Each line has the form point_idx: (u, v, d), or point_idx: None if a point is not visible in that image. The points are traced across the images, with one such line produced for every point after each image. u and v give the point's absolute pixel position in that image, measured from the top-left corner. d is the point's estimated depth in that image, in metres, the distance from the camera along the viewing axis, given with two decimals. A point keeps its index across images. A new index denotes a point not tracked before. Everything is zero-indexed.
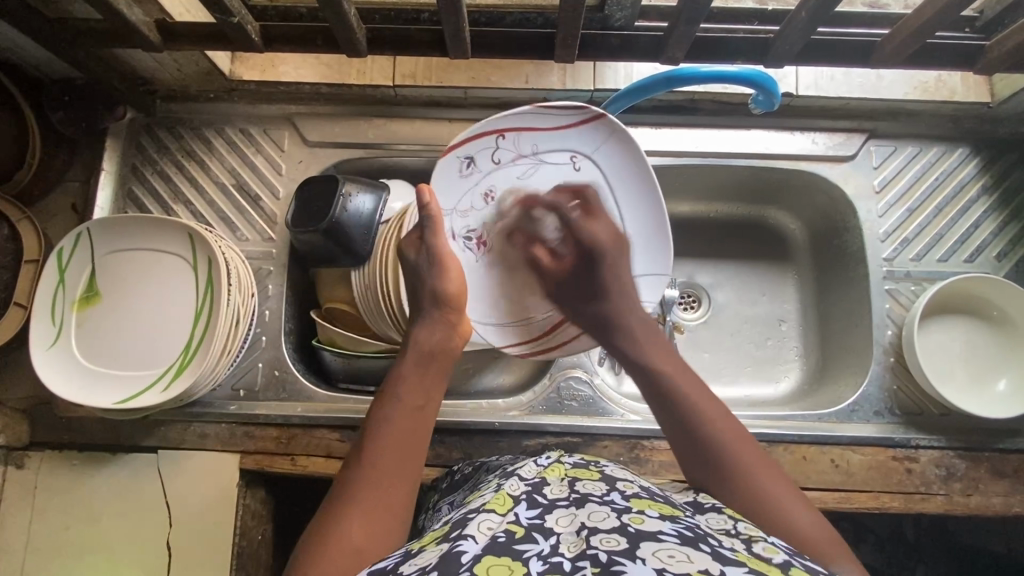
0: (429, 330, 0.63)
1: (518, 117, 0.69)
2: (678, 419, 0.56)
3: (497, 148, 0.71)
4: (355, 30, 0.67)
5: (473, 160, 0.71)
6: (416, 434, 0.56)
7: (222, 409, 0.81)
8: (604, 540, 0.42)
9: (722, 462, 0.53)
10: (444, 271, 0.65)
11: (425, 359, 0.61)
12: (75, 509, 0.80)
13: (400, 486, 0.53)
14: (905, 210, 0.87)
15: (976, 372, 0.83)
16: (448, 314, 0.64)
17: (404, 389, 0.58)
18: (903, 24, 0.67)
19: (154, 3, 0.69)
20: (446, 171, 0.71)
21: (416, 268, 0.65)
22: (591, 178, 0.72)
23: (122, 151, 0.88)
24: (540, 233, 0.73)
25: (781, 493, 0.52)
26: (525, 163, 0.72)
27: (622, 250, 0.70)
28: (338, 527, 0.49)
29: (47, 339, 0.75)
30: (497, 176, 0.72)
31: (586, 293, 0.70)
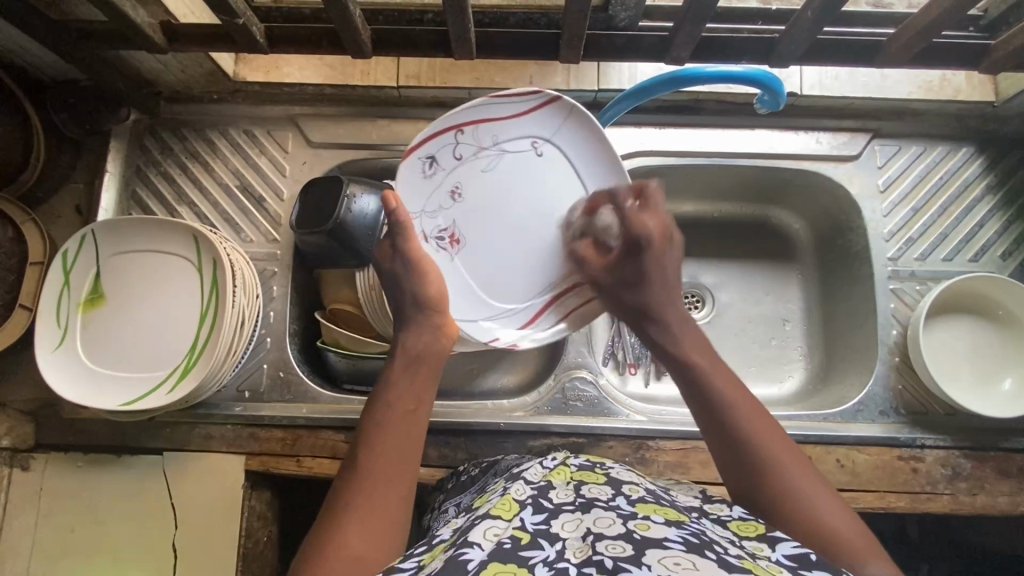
0: (416, 336, 0.62)
1: (477, 108, 0.69)
2: (712, 408, 0.56)
3: (457, 143, 0.70)
4: (360, 31, 0.67)
5: (436, 159, 0.69)
6: (408, 437, 0.56)
7: (227, 411, 0.81)
8: (610, 546, 0.42)
9: (755, 451, 0.53)
10: (423, 275, 0.64)
11: (412, 364, 0.60)
12: (81, 511, 0.80)
13: (393, 489, 0.53)
14: (910, 209, 0.87)
15: (982, 371, 0.83)
16: (433, 317, 0.64)
17: (395, 395, 0.58)
18: (909, 23, 0.67)
19: (159, 4, 0.69)
20: (410, 173, 0.69)
21: (394, 276, 0.65)
22: (554, 166, 0.72)
23: (126, 152, 0.88)
24: (603, 220, 0.70)
25: (807, 482, 0.52)
26: (488, 156, 0.71)
27: (671, 245, 0.65)
28: (332, 536, 0.49)
29: (53, 341, 0.75)
30: (462, 172, 0.70)
31: (630, 280, 0.66)
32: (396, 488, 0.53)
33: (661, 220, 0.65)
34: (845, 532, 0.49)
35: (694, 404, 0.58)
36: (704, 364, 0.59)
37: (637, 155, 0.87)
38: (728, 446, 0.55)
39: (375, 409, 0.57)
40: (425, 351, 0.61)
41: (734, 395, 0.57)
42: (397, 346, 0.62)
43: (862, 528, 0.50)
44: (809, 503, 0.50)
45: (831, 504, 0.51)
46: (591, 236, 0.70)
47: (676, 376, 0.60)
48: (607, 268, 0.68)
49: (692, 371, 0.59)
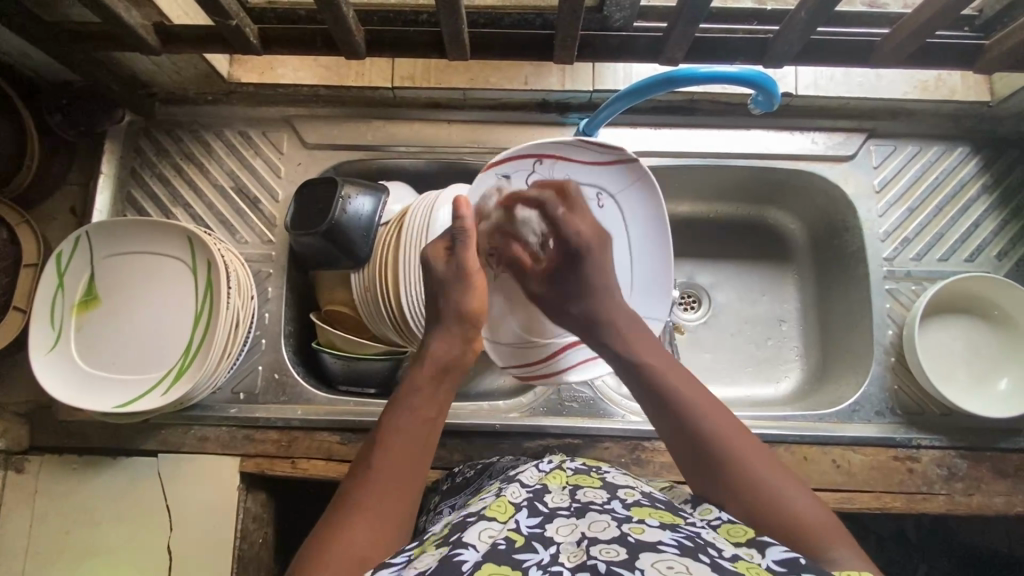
0: (446, 345, 0.62)
1: (559, 143, 0.66)
2: (669, 412, 0.57)
3: (533, 172, 0.68)
4: (354, 32, 0.66)
5: (509, 179, 0.67)
6: (422, 446, 0.56)
7: (223, 412, 0.81)
8: (603, 550, 0.42)
9: (719, 449, 0.54)
10: (472, 291, 0.63)
11: (438, 374, 0.60)
12: (76, 513, 0.80)
13: (403, 496, 0.53)
14: (905, 209, 0.87)
15: (977, 371, 0.83)
16: (467, 331, 0.63)
17: (414, 403, 0.58)
18: (903, 23, 0.67)
19: (152, 5, 0.69)
20: (481, 186, 0.66)
21: (440, 281, 0.63)
22: (614, 217, 0.71)
23: (121, 153, 0.88)
24: (522, 236, 0.69)
25: (771, 472, 0.53)
26: (558, 191, 0.69)
27: (605, 242, 0.68)
28: (343, 536, 0.49)
29: (47, 342, 0.75)
30: (529, 199, 0.69)
31: (575, 291, 0.67)
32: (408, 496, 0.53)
33: (591, 223, 0.68)
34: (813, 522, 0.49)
35: (653, 411, 0.59)
36: (660, 368, 0.60)
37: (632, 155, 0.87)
38: (690, 449, 0.55)
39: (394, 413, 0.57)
40: (453, 365, 0.61)
41: (694, 397, 0.57)
42: (422, 353, 0.61)
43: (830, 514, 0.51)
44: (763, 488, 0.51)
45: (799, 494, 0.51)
46: (508, 242, 0.69)
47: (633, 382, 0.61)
48: (545, 280, 0.69)
49: (651, 374, 0.60)
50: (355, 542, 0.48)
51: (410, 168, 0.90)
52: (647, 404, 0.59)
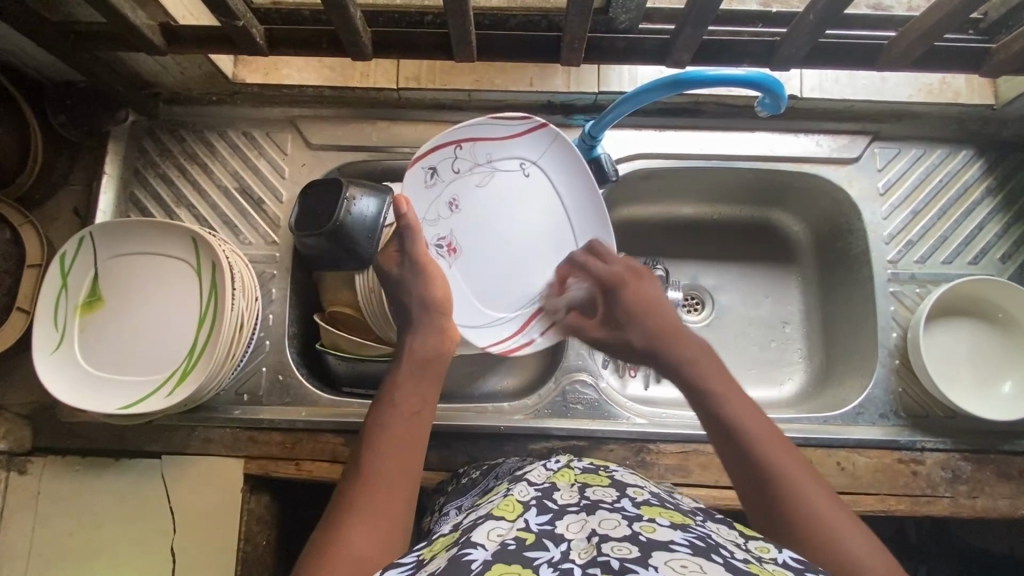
0: (421, 339, 0.64)
1: (477, 127, 0.75)
2: (736, 446, 0.54)
3: (456, 157, 0.75)
4: (361, 33, 0.66)
5: (436, 171, 0.74)
6: (410, 439, 0.56)
7: (227, 414, 0.81)
8: (615, 547, 0.42)
9: (784, 488, 0.50)
10: (430, 279, 0.66)
11: (419, 367, 0.62)
12: (79, 515, 0.79)
13: (396, 491, 0.52)
14: (910, 212, 0.87)
15: (982, 374, 0.83)
16: (437, 321, 0.65)
17: (399, 396, 0.59)
18: (910, 26, 0.67)
19: (158, 5, 0.68)
20: (412, 181, 0.73)
21: (399, 279, 0.67)
22: (542, 185, 0.78)
23: (125, 154, 0.88)
24: (575, 287, 0.75)
25: (836, 517, 0.49)
26: (482, 172, 0.76)
27: (646, 283, 0.69)
28: (338, 534, 0.48)
29: (50, 344, 0.74)
30: (460, 185, 0.75)
31: (620, 322, 0.67)
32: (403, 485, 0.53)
33: (626, 264, 0.71)
34: (874, 568, 0.46)
35: (720, 447, 0.55)
36: (724, 390, 0.57)
37: (637, 157, 0.87)
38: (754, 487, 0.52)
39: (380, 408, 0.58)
40: (431, 354, 0.63)
41: (756, 428, 0.54)
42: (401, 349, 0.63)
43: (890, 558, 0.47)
44: (829, 530, 0.48)
45: (861, 539, 0.47)
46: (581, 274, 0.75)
47: (698, 408, 0.58)
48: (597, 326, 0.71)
49: (715, 403, 0.56)
50: (353, 536, 0.48)
51: None
52: (713, 434, 0.56)
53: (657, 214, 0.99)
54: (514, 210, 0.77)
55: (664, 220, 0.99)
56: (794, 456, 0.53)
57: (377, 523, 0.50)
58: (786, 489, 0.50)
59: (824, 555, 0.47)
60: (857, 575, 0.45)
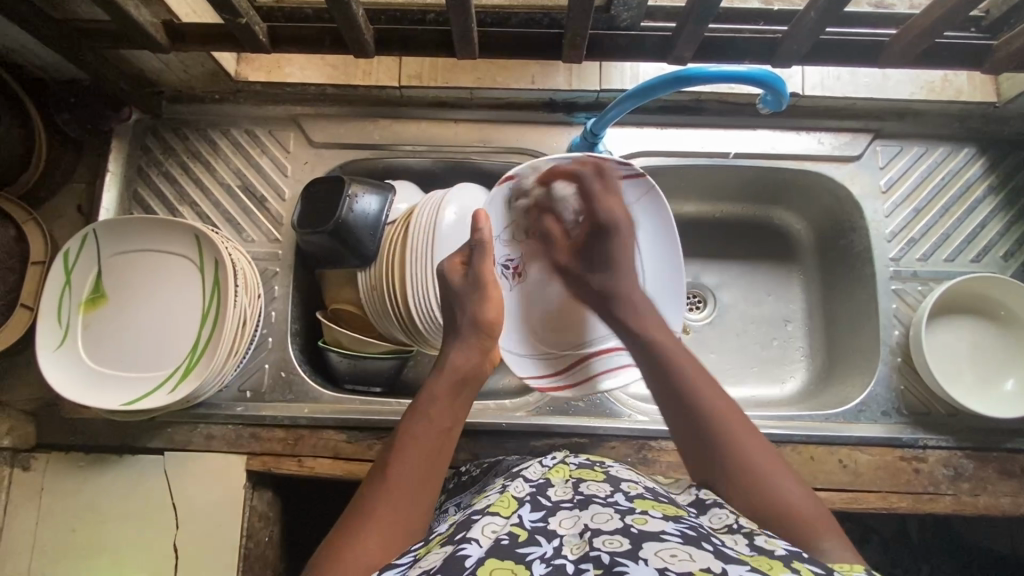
0: (465, 354, 0.63)
1: (567, 159, 0.68)
2: (684, 408, 0.57)
3: (549, 189, 0.71)
4: (363, 31, 0.66)
5: (525, 193, 0.72)
6: (436, 453, 0.56)
7: (229, 410, 0.81)
8: (607, 541, 0.42)
9: (730, 446, 0.54)
10: (487, 300, 0.64)
11: (457, 383, 0.61)
12: (82, 511, 0.80)
13: (415, 502, 0.53)
14: (911, 210, 0.87)
15: (984, 372, 0.83)
16: (482, 340, 0.64)
17: (433, 410, 0.58)
18: (911, 23, 0.67)
19: (161, 3, 0.69)
20: (497, 200, 0.72)
21: (459, 296, 0.64)
22: None
23: (128, 152, 0.88)
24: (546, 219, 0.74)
25: (774, 472, 0.53)
26: (569, 202, 0.71)
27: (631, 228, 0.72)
28: (354, 538, 0.49)
29: (54, 340, 0.74)
30: (543, 211, 0.71)
31: (598, 265, 0.71)
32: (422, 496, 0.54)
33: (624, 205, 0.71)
34: (806, 514, 0.51)
35: (668, 408, 0.59)
36: (673, 357, 0.61)
37: (638, 155, 0.87)
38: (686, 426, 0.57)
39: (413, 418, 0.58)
40: (471, 373, 0.62)
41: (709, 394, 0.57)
42: (443, 364, 0.62)
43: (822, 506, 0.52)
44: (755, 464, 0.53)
45: (795, 488, 0.52)
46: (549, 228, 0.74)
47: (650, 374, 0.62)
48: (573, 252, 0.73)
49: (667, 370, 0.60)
50: (371, 543, 0.49)
51: (417, 167, 0.90)
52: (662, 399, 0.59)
53: None
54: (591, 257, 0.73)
55: None
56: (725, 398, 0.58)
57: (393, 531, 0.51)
58: (729, 446, 0.55)
59: (762, 503, 0.52)
60: (790, 519, 0.50)
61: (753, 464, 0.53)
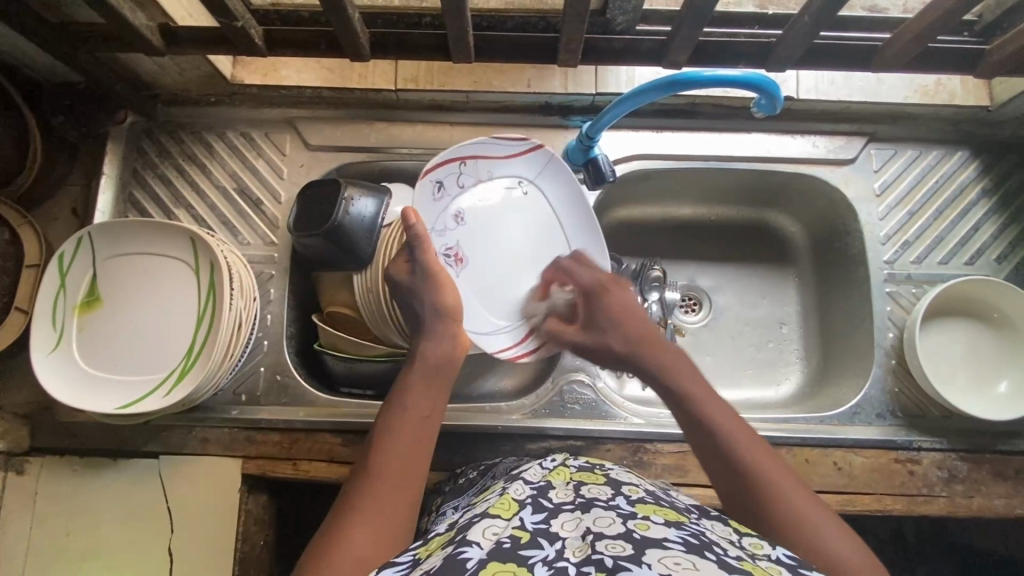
0: (435, 344, 0.63)
1: (477, 145, 0.76)
2: (714, 456, 0.54)
3: (460, 173, 0.76)
4: (359, 35, 0.67)
5: (443, 185, 0.76)
6: (418, 441, 0.56)
7: (224, 414, 0.81)
8: (609, 545, 0.42)
9: (766, 491, 0.51)
10: (441, 287, 0.66)
11: (430, 371, 0.61)
12: (76, 515, 0.79)
13: (400, 490, 0.53)
14: (905, 213, 0.88)
15: (978, 374, 0.84)
16: (451, 328, 0.65)
17: (409, 400, 0.58)
18: (904, 27, 0.67)
19: (157, 6, 0.69)
20: (422, 195, 0.74)
21: (410, 287, 0.66)
22: (540, 203, 0.80)
23: (123, 154, 0.88)
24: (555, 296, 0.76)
25: (818, 515, 0.49)
26: (483, 188, 0.78)
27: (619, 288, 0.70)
28: (341, 533, 0.49)
29: (48, 344, 0.74)
30: (465, 200, 0.77)
31: (599, 326, 0.68)
32: (406, 484, 0.53)
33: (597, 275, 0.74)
34: (856, 564, 0.46)
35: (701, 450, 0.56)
36: (716, 416, 0.56)
37: (634, 158, 0.87)
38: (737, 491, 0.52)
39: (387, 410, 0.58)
40: (444, 361, 0.62)
41: (739, 437, 0.54)
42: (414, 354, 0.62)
43: (868, 554, 0.48)
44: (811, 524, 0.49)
45: (841, 535, 0.48)
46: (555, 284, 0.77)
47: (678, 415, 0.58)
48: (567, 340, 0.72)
49: (695, 412, 0.57)
50: (356, 534, 0.49)
51: (413, 170, 0.90)
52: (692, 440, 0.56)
53: (654, 215, 0.99)
54: (516, 228, 0.79)
55: (661, 221, 1.00)
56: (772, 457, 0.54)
57: (380, 524, 0.50)
58: (769, 495, 0.51)
59: (810, 553, 0.47)
60: (841, 570, 0.46)
61: (795, 512, 0.49)
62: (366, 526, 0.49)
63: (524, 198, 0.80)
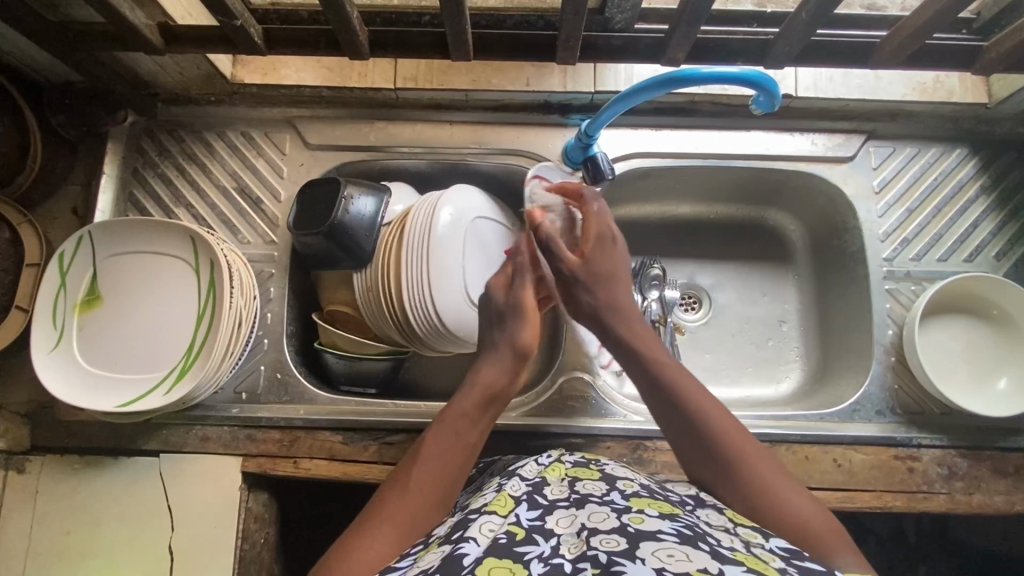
0: (494, 372, 0.63)
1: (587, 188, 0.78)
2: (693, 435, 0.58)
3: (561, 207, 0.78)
4: (358, 33, 0.67)
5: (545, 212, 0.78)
6: (456, 463, 0.57)
7: (224, 412, 0.81)
8: (604, 541, 0.42)
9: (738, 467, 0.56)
10: (525, 323, 0.65)
11: (484, 400, 0.61)
12: (76, 513, 0.79)
13: (430, 506, 0.54)
14: (904, 211, 0.88)
15: (977, 371, 0.84)
16: (514, 363, 0.64)
17: (459, 424, 0.59)
18: (902, 24, 0.67)
19: (156, 5, 0.69)
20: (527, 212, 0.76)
21: (498, 314, 0.66)
22: None
23: (124, 153, 0.88)
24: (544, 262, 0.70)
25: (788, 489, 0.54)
26: None
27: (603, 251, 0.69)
28: (367, 534, 0.51)
29: (49, 342, 0.74)
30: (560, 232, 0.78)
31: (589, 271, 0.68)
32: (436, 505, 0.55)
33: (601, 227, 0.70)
34: (823, 531, 0.52)
35: (662, 413, 0.61)
36: (678, 379, 0.60)
37: (633, 156, 0.88)
38: (699, 453, 0.58)
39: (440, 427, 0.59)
40: (499, 393, 0.62)
41: (714, 415, 0.58)
42: (474, 378, 0.62)
43: (834, 521, 0.53)
44: (770, 481, 0.54)
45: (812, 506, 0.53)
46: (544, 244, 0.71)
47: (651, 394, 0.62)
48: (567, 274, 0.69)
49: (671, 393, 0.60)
50: (380, 537, 0.51)
51: (412, 169, 0.90)
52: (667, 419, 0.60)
53: (653, 214, 0.99)
54: None
55: (661, 219, 1.00)
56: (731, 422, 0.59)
57: (403, 534, 0.52)
58: (740, 471, 0.55)
59: (780, 523, 0.52)
60: (809, 531, 0.52)
61: (764, 490, 0.54)
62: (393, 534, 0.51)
63: None
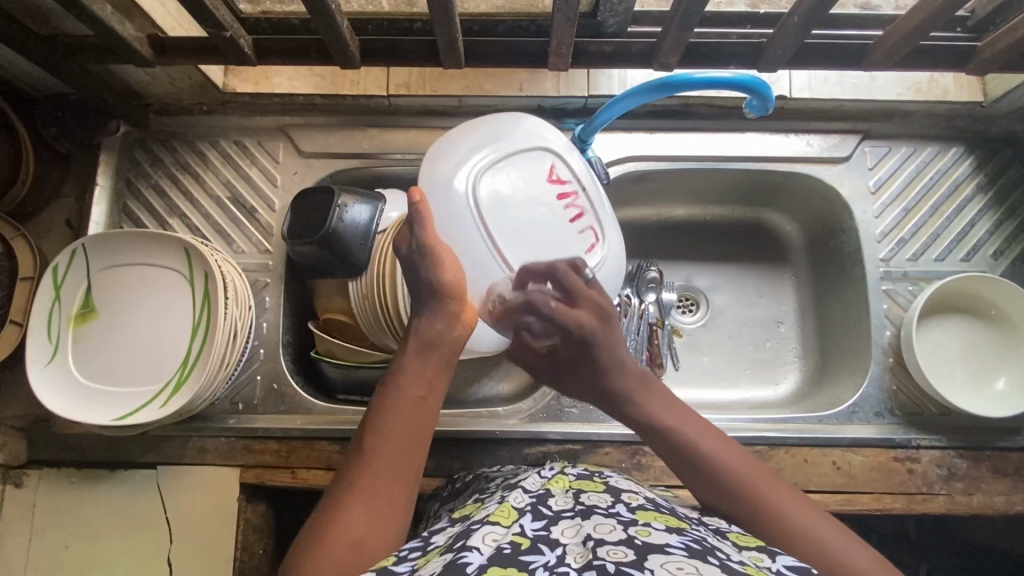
0: (431, 321, 0.60)
1: (497, 125, 0.74)
2: (704, 479, 0.55)
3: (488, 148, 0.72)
4: (348, 42, 0.66)
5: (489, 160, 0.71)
6: (413, 426, 0.55)
7: (222, 424, 0.81)
8: (611, 551, 0.42)
9: (760, 505, 0.52)
10: (440, 262, 0.60)
11: (425, 353, 0.58)
12: (74, 527, 0.79)
13: (396, 476, 0.52)
14: (901, 210, 0.87)
15: (975, 372, 0.83)
16: (449, 305, 0.60)
17: (406, 383, 0.56)
18: (896, 25, 0.67)
19: (145, 17, 0.69)
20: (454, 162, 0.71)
21: (411, 264, 0.61)
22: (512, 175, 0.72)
23: (116, 164, 0.88)
24: (524, 317, 0.63)
25: (810, 518, 0.51)
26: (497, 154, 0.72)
27: (612, 326, 0.62)
28: (338, 515, 0.49)
29: (44, 356, 0.74)
30: (499, 160, 0.72)
31: (578, 372, 0.64)
32: (406, 470, 0.53)
33: (591, 310, 0.62)
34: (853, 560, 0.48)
35: (680, 468, 0.57)
36: (680, 425, 0.58)
37: (627, 159, 0.87)
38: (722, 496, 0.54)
39: (388, 393, 0.56)
40: (440, 340, 0.59)
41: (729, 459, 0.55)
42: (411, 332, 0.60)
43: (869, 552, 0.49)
44: (794, 517, 0.51)
45: (824, 523, 0.51)
46: (519, 317, 0.64)
47: (656, 444, 0.59)
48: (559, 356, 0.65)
49: (668, 434, 0.58)
50: (354, 516, 0.49)
51: (407, 175, 0.90)
52: (678, 468, 0.57)
53: (649, 216, 0.99)
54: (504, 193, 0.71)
55: (656, 222, 0.99)
56: (756, 467, 0.55)
57: (376, 512, 0.50)
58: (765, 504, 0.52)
59: (815, 556, 0.48)
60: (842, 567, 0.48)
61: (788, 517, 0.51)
62: (361, 515, 0.49)
63: (507, 167, 0.72)
